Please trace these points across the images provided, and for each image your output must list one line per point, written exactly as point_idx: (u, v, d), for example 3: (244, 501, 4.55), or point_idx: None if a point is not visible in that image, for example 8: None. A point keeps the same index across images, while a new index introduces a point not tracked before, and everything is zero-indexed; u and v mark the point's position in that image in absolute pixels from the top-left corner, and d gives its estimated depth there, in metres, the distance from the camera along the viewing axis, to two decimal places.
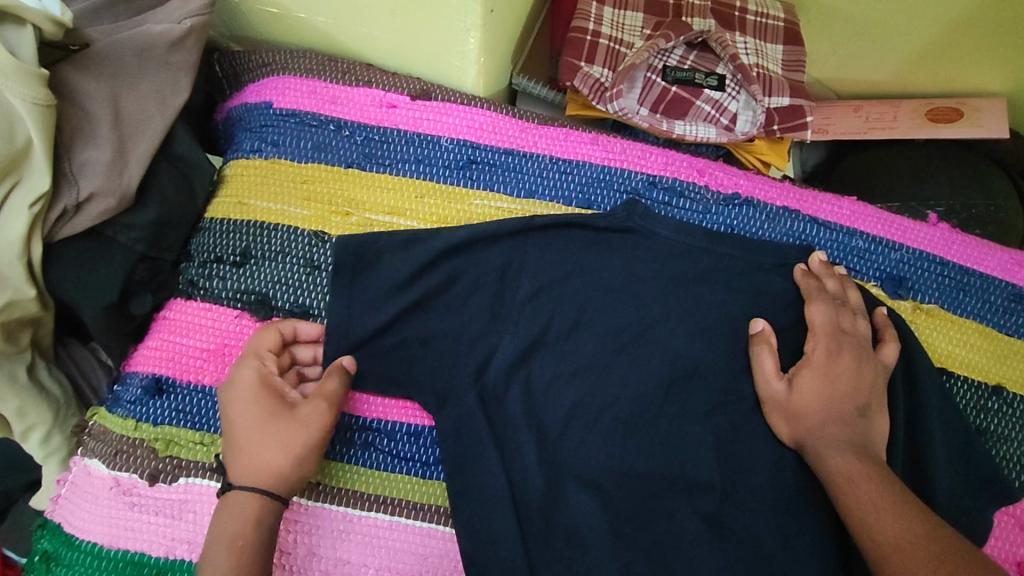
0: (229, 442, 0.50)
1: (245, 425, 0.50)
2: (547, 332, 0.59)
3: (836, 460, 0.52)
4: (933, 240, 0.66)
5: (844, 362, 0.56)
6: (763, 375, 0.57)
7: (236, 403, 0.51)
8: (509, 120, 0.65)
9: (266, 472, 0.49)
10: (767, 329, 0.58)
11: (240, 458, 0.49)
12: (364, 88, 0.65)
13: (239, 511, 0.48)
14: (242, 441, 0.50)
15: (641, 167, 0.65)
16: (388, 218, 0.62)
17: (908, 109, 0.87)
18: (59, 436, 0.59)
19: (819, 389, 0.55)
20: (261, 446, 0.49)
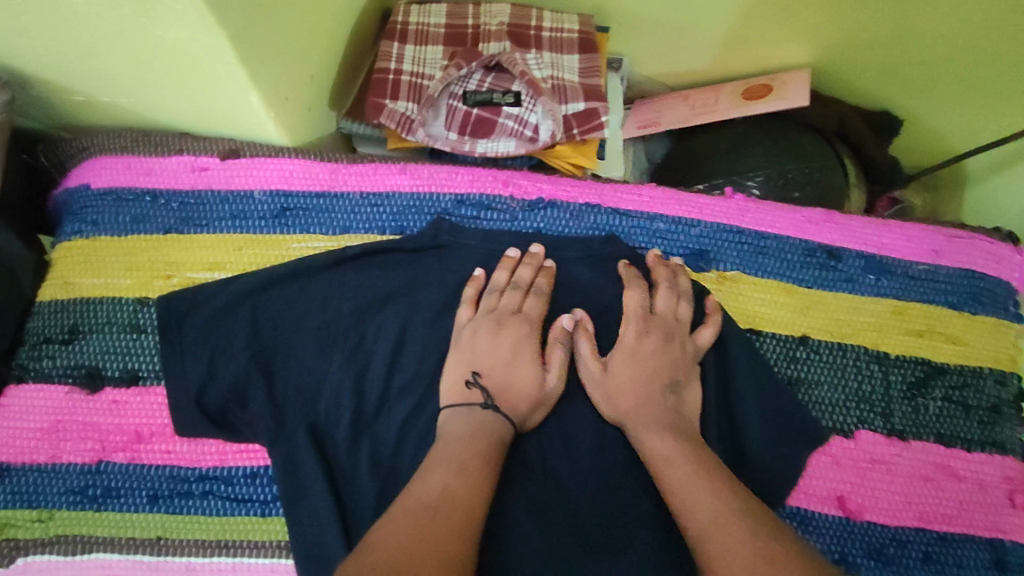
0: (489, 378, 0.58)
1: (502, 359, 0.59)
2: (373, 357, 0.63)
3: (652, 441, 0.55)
4: (730, 211, 0.69)
5: (647, 341, 0.61)
6: (552, 394, 0.60)
7: (509, 349, 0.60)
8: (318, 164, 0.69)
9: (499, 386, 0.58)
10: (586, 318, 0.63)
11: (507, 376, 0.59)
12: (176, 157, 0.68)
13: (473, 426, 0.55)
14: (521, 389, 0.58)
15: (448, 188, 0.69)
16: (209, 274, 0.65)
17: (726, 92, 0.93)
18: None
19: (629, 372, 0.59)
20: (512, 361, 0.59)
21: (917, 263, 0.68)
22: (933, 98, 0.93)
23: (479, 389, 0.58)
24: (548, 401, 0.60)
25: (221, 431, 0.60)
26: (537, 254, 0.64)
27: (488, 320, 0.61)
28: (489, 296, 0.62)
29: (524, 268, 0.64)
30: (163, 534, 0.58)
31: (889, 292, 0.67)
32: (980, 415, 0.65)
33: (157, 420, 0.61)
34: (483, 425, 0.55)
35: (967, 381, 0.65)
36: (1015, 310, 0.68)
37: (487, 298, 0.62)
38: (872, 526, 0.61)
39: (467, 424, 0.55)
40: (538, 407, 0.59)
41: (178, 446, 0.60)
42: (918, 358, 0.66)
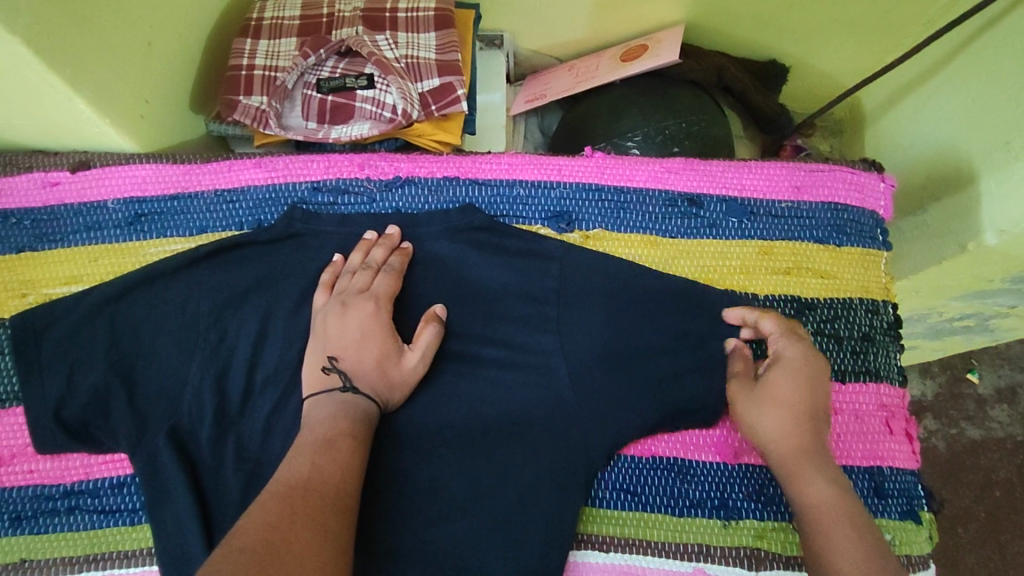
0: (343, 360, 0.57)
1: (357, 339, 0.58)
2: (235, 353, 0.62)
3: (813, 490, 0.52)
4: (589, 169, 0.69)
5: (785, 384, 0.56)
6: (411, 370, 0.59)
7: (362, 329, 0.59)
8: (169, 167, 0.68)
9: (353, 366, 0.57)
10: (440, 311, 0.62)
11: (360, 357, 0.57)
12: (25, 174, 0.67)
13: (332, 411, 0.54)
14: (377, 368, 0.57)
15: (304, 176, 0.68)
16: (65, 288, 0.65)
17: (607, 57, 0.93)
18: None
19: (774, 422, 0.55)
20: (364, 341, 0.58)
21: (778, 202, 0.68)
22: (814, 40, 0.93)
23: (337, 374, 0.57)
24: (410, 380, 0.59)
25: (82, 444, 0.59)
26: (392, 235, 0.64)
27: (337, 301, 0.60)
28: (343, 278, 0.62)
29: (378, 248, 0.64)
30: (28, 556, 0.57)
31: (753, 233, 0.67)
32: (851, 345, 0.64)
33: (17, 440, 0.60)
34: (340, 409, 0.54)
35: (837, 313, 0.65)
36: (883, 238, 0.68)
37: (342, 280, 0.62)
38: (750, 468, 0.61)
39: (323, 409, 0.54)
40: (398, 386, 0.58)
41: (40, 464, 0.59)
42: (788, 296, 0.65)
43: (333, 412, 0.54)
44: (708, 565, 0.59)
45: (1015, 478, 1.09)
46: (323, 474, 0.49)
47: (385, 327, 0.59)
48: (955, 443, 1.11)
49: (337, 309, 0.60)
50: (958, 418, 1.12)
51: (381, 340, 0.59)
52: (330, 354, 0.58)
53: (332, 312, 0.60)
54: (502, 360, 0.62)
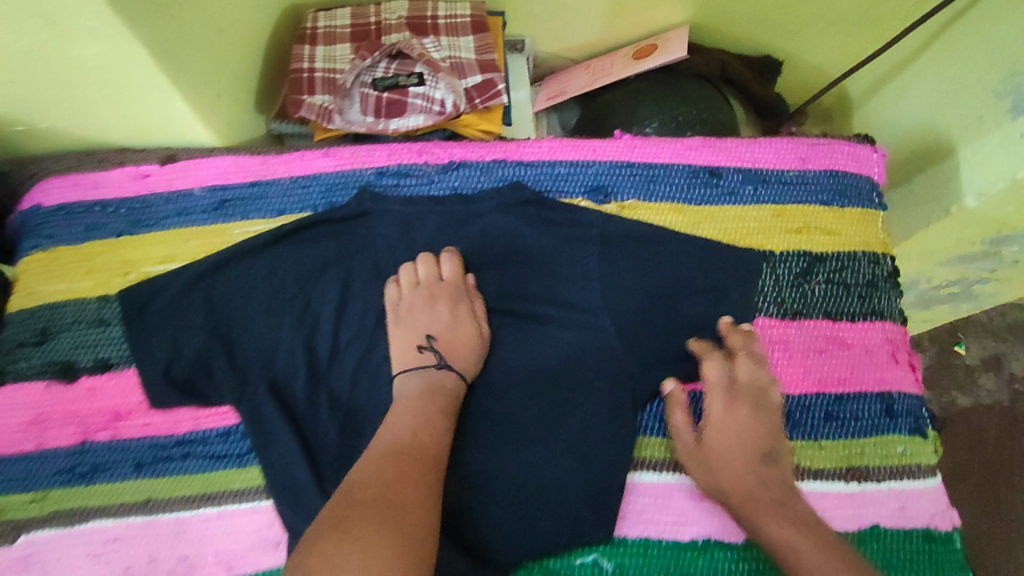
0: (433, 342, 0.68)
1: (438, 324, 0.68)
2: (319, 318, 0.70)
3: (775, 526, 0.58)
4: (619, 149, 0.78)
5: (723, 433, 0.66)
6: (487, 336, 0.70)
7: (442, 318, 0.69)
8: (249, 158, 0.76)
9: (442, 348, 0.67)
10: (473, 279, 0.73)
11: (447, 339, 0.68)
12: (119, 168, 0.75)
13: (429, 382, 0.65)
14: (464, 345, 0.68)
15: (369, 163, 0.77)
16: (161, 267, 0.72)
17: (621, 56, 1.03)
18: None
19: (731, 472, 0.64)
20: (446, 325, 0.69)
21: (786, 171, 0.78)
22: (802, 36, 1.04)
23: (431, 352, 0.67)
24: (485, 346, 0.70)
25: (191, 400, 0.67)
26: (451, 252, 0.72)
27: (418, 295, 0.70)
28: (414, 273, 0.72)
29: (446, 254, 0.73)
30: (151, 496, 0.65)
31: (767, 198, 0.77)
32: (858, 291, 0.74)
33: (133, 399, 0.68)
34: (436, 382, 0.65)
35: (844, 264, 0.75)
36: (879, 200, 0.78)
37: (412, 277, 0.71)
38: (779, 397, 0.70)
39: (421, 381, 0.65)
40: (481, 352, 0.69)
41: (155, 418, 0.68)
42: (801, 252, 0.75)
43: (428, 383, 0.65)
44: None
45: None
46: (421, 443, 0.58)
47: (461, 312, 0.69)
48: (947, 409, 1.21)
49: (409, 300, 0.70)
50: (950, 386, 1.22)
51: (459, 324, 0.69)
52: (421, 337, 0.68)
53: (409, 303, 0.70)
54: (554, 317, 0.72)
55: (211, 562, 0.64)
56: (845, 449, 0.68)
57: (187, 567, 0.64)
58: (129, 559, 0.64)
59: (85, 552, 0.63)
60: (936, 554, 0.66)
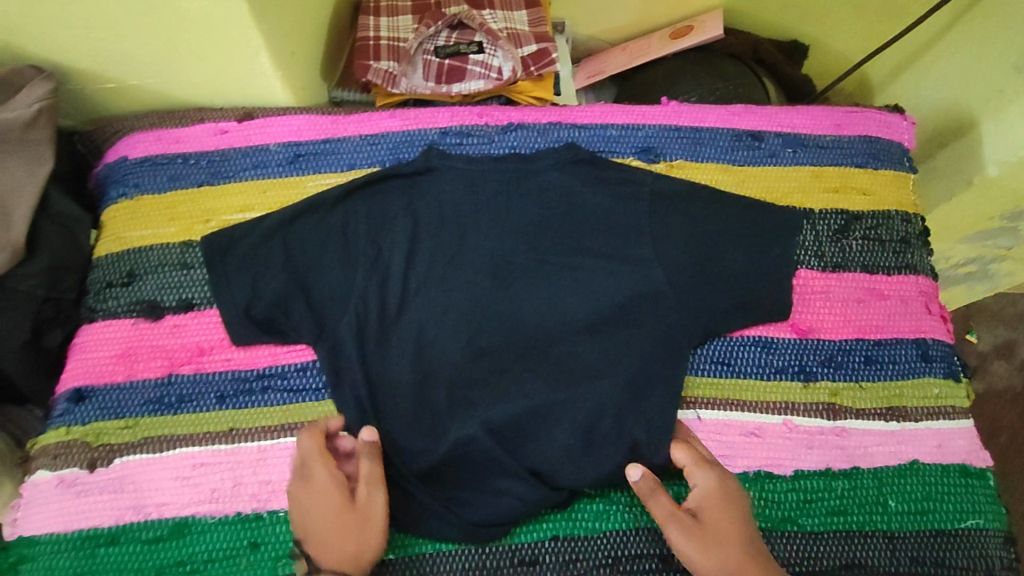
0: (307, 543, 0.61)
1: (314, 520, 0.61)
2: (390, 265, 0.74)
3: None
4: (667, 114, 0.84)
5: (714, 518, 0.62)
6: (365, 509, 0.62)
7: (317, 512, 0.61)
8: (320, 117, 0.81)
9: (336, 555, 0.60)
10: (369, 439, 0.63)
11: (316, 543, 0.60)
12: (199, 124, 0.80)
13: None
14: (331, 534, 0.60)
15: (434, 123, 0.82)
16: (240, 214, 0.77)
17: (657, 36, 1.09)
18: (8, 486, 0.74)
19: (717, 553, 0.60)
20: (319, 528, 0.61)
21: (825, 136, 0.83)
22: (830, 19, 1.10)
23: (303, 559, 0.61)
24: (365, 525, 0.61)
25: (271, 338, 0.71)
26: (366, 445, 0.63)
27: (309, 489, 0.62)
28: (305, 464, 0.63)
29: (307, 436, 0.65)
30: (234, 426, 0.69)
31: (806, 160, 0.82)
32: (893, 246, 0.79)
33: (215, 336, 0.72)
34: None
35: (879, 222, 0.79)
36: (910, 164, 0.83)
37: (316, 470, 0.63)
38: (822, 342, 0.74)
39: None
40: (371, 536, 0.61)
41: (235, 353, 0.71)
42: (838, 210, 0.80)
43: None
44: (794, 417, 0.71)
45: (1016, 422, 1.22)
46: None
47: (336, 497, 0.62)
48: None
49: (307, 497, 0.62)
50: None
51: (328, 522, 0.61)
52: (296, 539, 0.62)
53: (302, 492, 0.63)
54: (611, 267, 0.75)
55: None
56: (881, 391, 0.73)
57: (270, 492, 0.67)
58: (215, 484, 0.67)
59: (174, 476, 0.67)
60: (974, 487, 0.70)
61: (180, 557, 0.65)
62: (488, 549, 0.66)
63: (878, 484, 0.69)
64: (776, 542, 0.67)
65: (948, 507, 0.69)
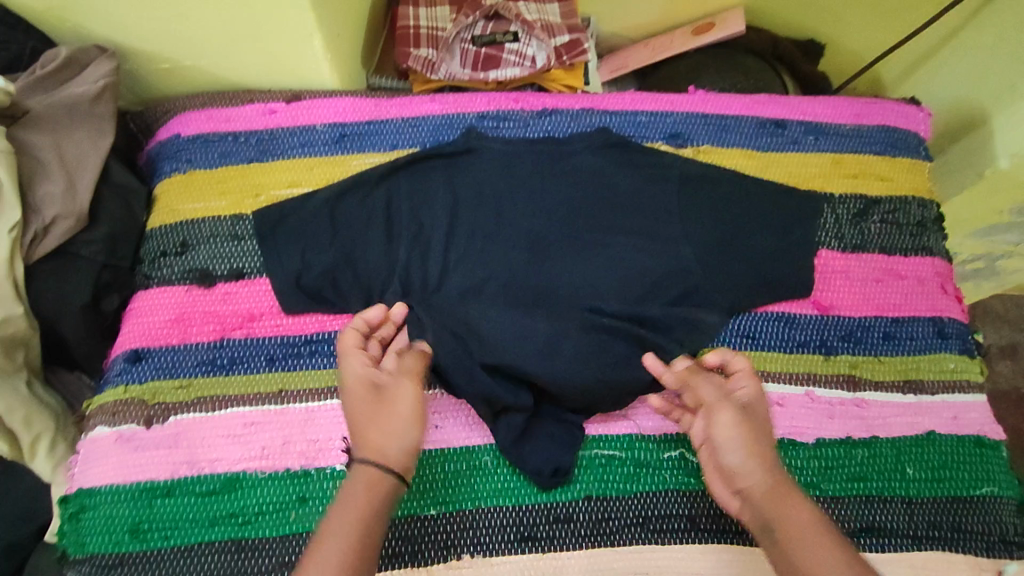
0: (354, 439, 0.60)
1: (358, 405, 0.62)
2: (432, 238, 0.77)
3: (796, 513, 0.56)
4: (694, 103, 0.88)
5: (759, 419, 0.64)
6: (392, 387, 0.63)
7: (357, 390, 0.63)
8: (364, 100, 0.85)
9: (379, 447, 0.59)
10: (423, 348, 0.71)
11: (361, 434, 0.60)
12: (249, 105, 0.84)
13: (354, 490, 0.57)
14: (371, 416, 0.61)
15: (472, 108, 0.86)
16: (288, 190, 0.81)
17: (680, 33, 1.13)
18: (62, 445, 0.77)
19: (754, 442, 0.62)
20: (360, 409, 0.61)
21: (844, 125, 0.87)
22: (844, 20, 1.15)
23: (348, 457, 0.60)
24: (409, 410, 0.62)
25: (319, 306, 0.75)
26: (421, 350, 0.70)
27: (358, 377, 0.63)
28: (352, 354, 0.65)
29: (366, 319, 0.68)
30: (283, 387, 0.72)
31: (827, 148, 0.86)
32: (909, 229, 0.83)
33: (265, 303, 0.75)
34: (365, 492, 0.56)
35: (897, 207, 0.83)
36: (925, 152, 0.87)
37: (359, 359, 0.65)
38: (842, 318, 0.78)
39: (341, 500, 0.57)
40: (404, 426, 0.61)
41: (284, 320, 0.75)
42: (857, 195, 0.83)
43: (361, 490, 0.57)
44: (816, 388, 0.75)
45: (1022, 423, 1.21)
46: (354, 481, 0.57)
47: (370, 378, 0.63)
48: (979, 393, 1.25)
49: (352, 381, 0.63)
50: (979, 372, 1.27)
51: (370, 410, 0.61)
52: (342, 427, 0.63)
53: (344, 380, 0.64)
54: (643, 244, 0.78)
55: (339, 447, 0.70)
56: (898, 365, 0.77)
57: (317, 450, 0.70)
58: (265, 441, 0.70)
59: (225, 434, 0.70)
60: (987, 457, 0.73)
61: (231, 509, 0.68)
62: (524, 508, 0.70)
63: (896, 452, 0.73)
64: None
65: (964, 475, 0.72)
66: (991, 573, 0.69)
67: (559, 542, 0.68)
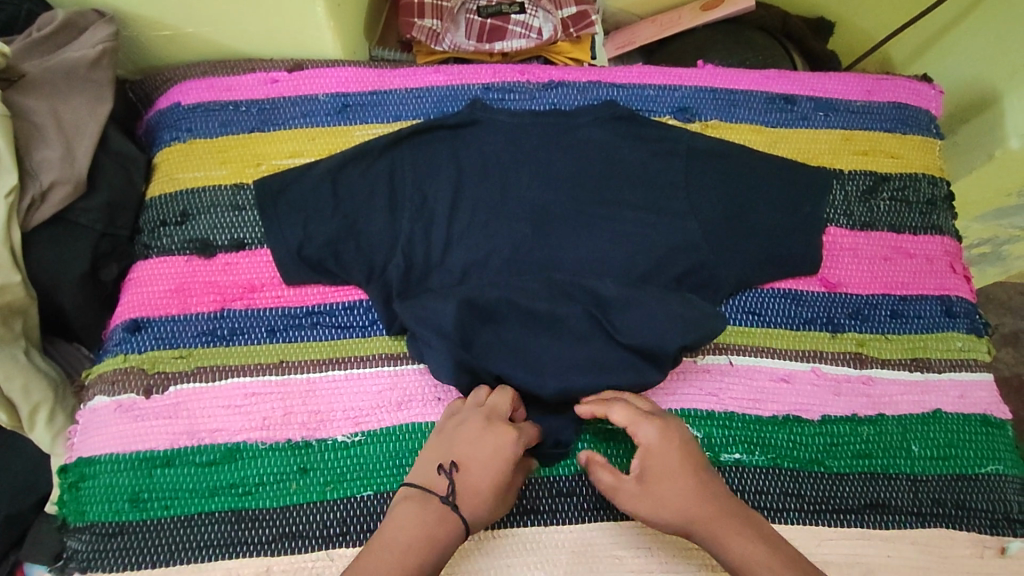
0: (461, 470, 0.62)
1: (482, 450, 0.63)
2: (435, 211, 0.76)
3: (737, 545, 0.59)
4: (702, 76, 0.86)
5: (659, 463, 0.63)
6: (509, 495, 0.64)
7: (492, 451, 0.63)
8: (367, 70, 0.84)
9: (478, 501, 0.61)
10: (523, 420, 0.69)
11: (473, 476, 0.62)
12: (250, 74, 0.83)
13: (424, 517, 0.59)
14: (490, 483, 0.62)
15: (477, 79, 0.85)
16: (290, 160, 0.80)
17: (688, 8, 1.11)
18: (61, 416, 0.76)
19: (656, 498, 0.62)
20: (486, 464, 0.63)
21: (855, 101, 0.86)
22: None
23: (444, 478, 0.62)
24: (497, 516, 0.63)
25: (320, 277, 0.74)
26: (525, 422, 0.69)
27: (484, 417, 0.65)
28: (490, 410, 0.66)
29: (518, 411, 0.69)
30: (284, 358, 0.72)
31: (837, 124, 0.84)
32: (919, 207, 0.81)
33: (266, 274, 0.74)
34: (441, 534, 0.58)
35: (906, 184, 0.82)
36: (936, 130, 0.86)
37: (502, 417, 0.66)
38: (849, 296, 0.77)
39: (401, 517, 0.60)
40: (499, 508, 0.63)
41: (285, 291, 0.74)
42: (867, 171, 0.82)
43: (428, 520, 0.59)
44: (822, 365, 0.74)
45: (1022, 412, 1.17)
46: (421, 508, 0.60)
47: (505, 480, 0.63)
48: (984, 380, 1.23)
49: (496, 424, 0.65)
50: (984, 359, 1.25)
51: (486, 496, 0.62)
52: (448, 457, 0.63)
53: (490, 422, 0.65)
54: (650, 219, 0.76)
55: (341, 418, 0.70)
56: (905, 343, 0.76)
57: (319, 421, 0.70)
58: (266, 412, 0.70)
59: (226, 404, 0.69)
60: (993, 435, 0.73)
61: (231, 480, 0.67)
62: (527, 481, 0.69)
63: (901, 430, 0.72)
64: (803, 481, 0.70)
65: (969, 453, 0.72)
66: (993, 550, 0.69)
67: (562, 516, 0.68)
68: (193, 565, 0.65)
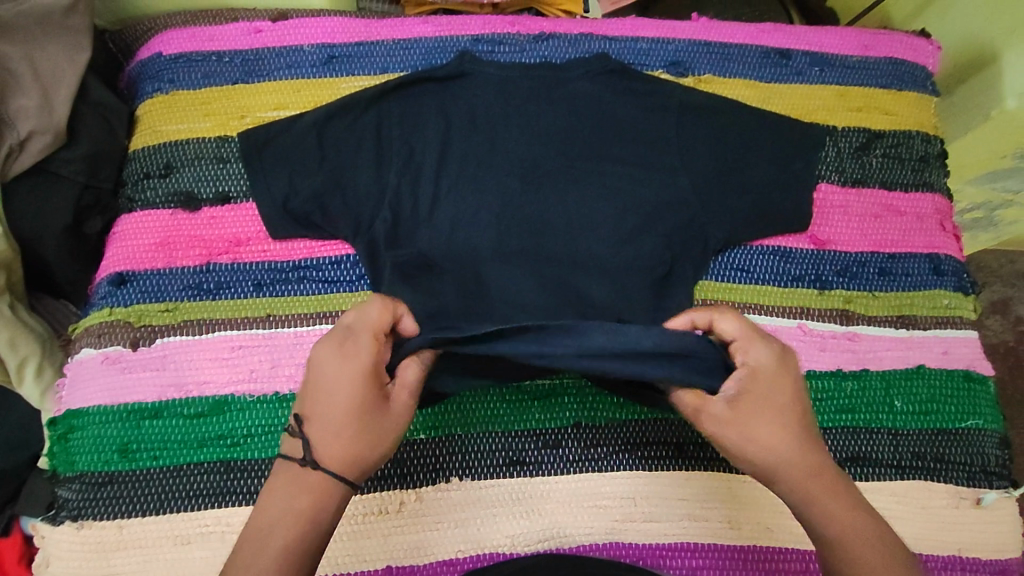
0: (309, 422, 0.54)
1: (336, 387, 0.53)
2: (422, 164, 0.75)
3: (834, 505, 0.55)
4: (696, 30, 0.85)
5: (769, 398, 0.56)
6: (395, 420, 0.55)
7: (338, 387, 0.53)
8: (354, 20, 0.82)
9: (343, 452, 0.53)
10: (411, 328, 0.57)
11: (321, 426, 0.53)
12: (234, 24, 0.81)
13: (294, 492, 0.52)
14: (348, 425, 0.53)
15: (466, 31, 0.83)
16: (275, 113, 0.78)
17: None
18: (50, 370, 0.75)
19: (763, 439, 0.55)
20: (344, 405, 0.53)
21: (851, 57, 0.84)
22: None
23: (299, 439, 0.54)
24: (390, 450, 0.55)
25: (305, 231, 0.73)
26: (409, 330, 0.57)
27: (334, 339, 0.54)
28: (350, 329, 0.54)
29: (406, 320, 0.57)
30: (272, 312, 0.72)
31: (832, 80, 0.83)
32: (912, 165, 0.81)
33: (252, 228, 0.74)
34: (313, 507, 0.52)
35: (900, 141, 0.81)
36: (932, 87, 0.85)
37: (358, 336, 0.54)
38: (838, 254, 0.77)
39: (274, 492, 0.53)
40: (380, 438, 0.54)
41: (272, 245, 0.74)
42: (861, 128, 0.81)
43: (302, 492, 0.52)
44: (809, 322, 0.75)
45: (1006, 375, 1.19)
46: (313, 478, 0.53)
47: (370, 410, 0.53)
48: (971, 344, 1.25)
49: (348, 346, 0.54)
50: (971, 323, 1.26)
51: (353, 440, 0.53)
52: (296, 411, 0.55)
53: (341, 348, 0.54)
54: (640, 174, 0.75)
55: None
56: (891, 301, 0.76)
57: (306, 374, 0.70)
58: (253, 364, 0.70)
59: (212, 357, 0.70)
60: (974, 391, 0.74)
61: (219, 432, 0.68)
62: (514, 433, 0.70)
63: (885, 385, 0.73)
64: None
65: (950, 408, 0.73)
66: (970, 502, 0.70)
67: (546, 467, 0.69)
68: (182, 513, 0.66)
